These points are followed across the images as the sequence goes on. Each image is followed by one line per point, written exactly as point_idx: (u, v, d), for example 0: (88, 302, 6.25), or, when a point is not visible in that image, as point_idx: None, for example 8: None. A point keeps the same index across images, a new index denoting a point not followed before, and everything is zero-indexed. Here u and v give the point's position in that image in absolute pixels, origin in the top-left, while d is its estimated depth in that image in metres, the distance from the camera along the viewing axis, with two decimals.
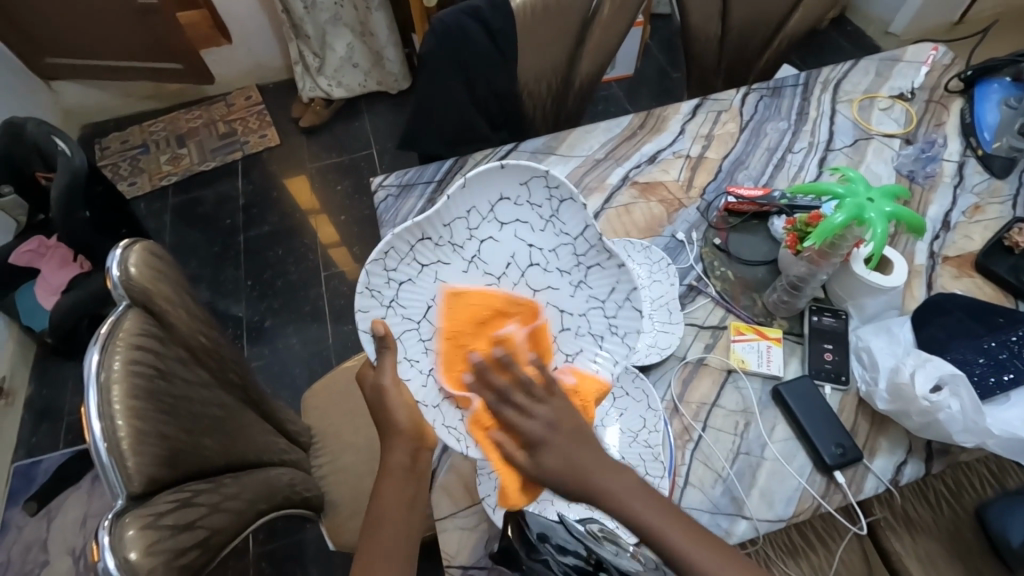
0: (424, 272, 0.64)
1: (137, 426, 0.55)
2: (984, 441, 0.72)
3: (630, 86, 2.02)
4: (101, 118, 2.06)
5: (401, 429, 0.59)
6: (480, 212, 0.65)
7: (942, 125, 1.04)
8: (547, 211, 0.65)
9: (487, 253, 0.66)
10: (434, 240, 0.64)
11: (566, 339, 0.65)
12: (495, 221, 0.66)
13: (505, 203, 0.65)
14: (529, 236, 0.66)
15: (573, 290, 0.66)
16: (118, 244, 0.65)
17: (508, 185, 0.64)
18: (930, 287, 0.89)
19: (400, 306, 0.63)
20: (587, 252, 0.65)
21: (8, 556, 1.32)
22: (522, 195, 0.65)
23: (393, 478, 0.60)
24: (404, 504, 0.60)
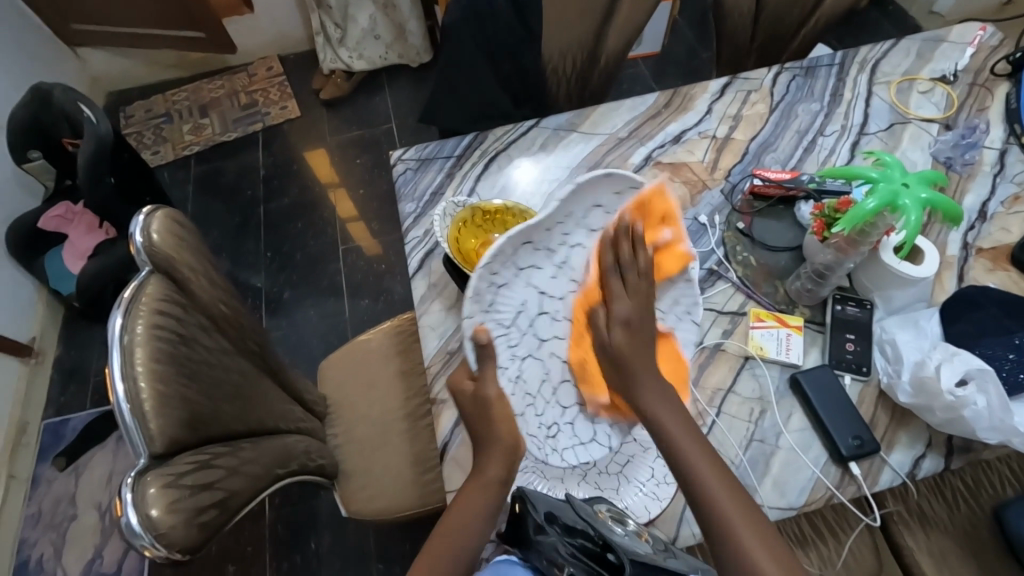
0: (519, 276, 0.69)
1: (159, 389, 0.57)
2: (1008, 438, 0.70)
3: (657, 64, 1.97)
4: (125, 85, 2.07)
5: (499, 442, 0.65)
6: (575, 219, 0.69)
7: (986, 111, 1.00)
8: (633, 224, 0.71)
9: (575, 260, 0.71)
10: (535, 244, 0.68)
11: None
12: (586, 229, 0.70)
13: (598, 211, 0.70)
14: None
15: None
16: (141, 210, 0.66)
17: (604, 195, 0.68)
18: (960, 279, 0.86)
19: (496, 310, 0.68)
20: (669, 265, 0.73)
21: (40, 507, 1.40)
22: (615, 205, 0.69)
23: (480, 486, 0.64)
24: (485, 512, 0.63)
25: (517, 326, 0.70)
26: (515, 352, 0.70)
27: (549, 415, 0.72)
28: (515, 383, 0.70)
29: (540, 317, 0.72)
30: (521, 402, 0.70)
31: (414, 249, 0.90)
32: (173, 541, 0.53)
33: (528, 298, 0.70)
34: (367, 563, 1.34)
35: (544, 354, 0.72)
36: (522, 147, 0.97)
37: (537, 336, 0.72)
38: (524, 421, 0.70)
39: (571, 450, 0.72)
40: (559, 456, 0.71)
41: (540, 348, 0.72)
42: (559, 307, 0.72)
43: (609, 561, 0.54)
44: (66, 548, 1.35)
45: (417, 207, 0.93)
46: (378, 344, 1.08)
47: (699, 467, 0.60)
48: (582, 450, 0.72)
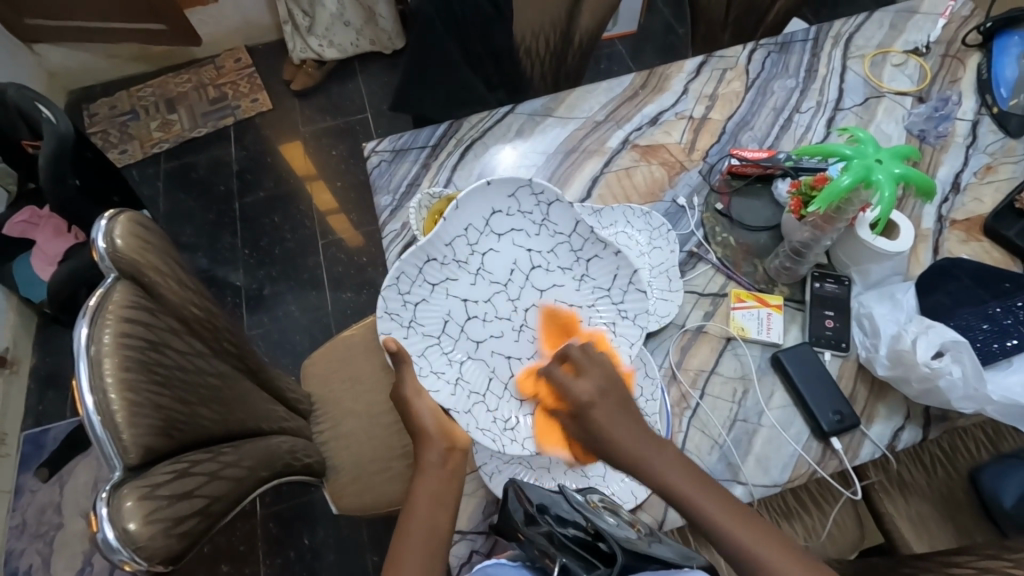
0: (436, 290, 0.74)
1: (131, 398, 0.55)
2: (983, 406, 0.72)
3: (634, 43, 1.94)
4: (87, 82, 1.99)
5: (432, 432, 0.68)
6: (477, 228, 0.75)
7: (958, 82, 1.00)
8: (538, 215, 0.76)
9: (490, 264, 0.76)
10: (440, 260, 0.74)
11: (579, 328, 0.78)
12: (493, 234, 0.76)
13: (498, 215, 0.75)
14: (526, 242, 0.77)
15: (577, 284, 0.78)
16: (102, 215, 0.63)
17: (498, 200, 0.74)
18: (935, 252, 0.87)
19: (419, 325, 0.74)
20: (582, 247, 0.77)
21: (24, 519, 1.37)
22: (513, 206, 0.75)
23: (429, 476, 0.66)
24: (433, 501, 0.64)
25: (447, 333, 0.75)
26: (451, 356, 0.74)
27: (505, 410, 0.74)
28: (456, 384, 0.73)
29: (470, 321, 0.76)
30: (464, 401, 0.73)
31: (392, 242, 0.88)
32: (153, 554, 0.52)
33: (451, 308, 0.75)
34: (362, 555, 1.34)
35: (484, 354, 0.75)
36: (497, 135, 0.95)
37: (471, 338, 0.75)
38: (472, 418, 0.72)
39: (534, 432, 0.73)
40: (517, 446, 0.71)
41: (477, 349, 0.75)
42: (489, 308, 0.76)
43: (603, 551, 0.55)
44: (54, 557, 1.33)
45: (393, 200, 0.91)
46: (360, 338, 1.07)
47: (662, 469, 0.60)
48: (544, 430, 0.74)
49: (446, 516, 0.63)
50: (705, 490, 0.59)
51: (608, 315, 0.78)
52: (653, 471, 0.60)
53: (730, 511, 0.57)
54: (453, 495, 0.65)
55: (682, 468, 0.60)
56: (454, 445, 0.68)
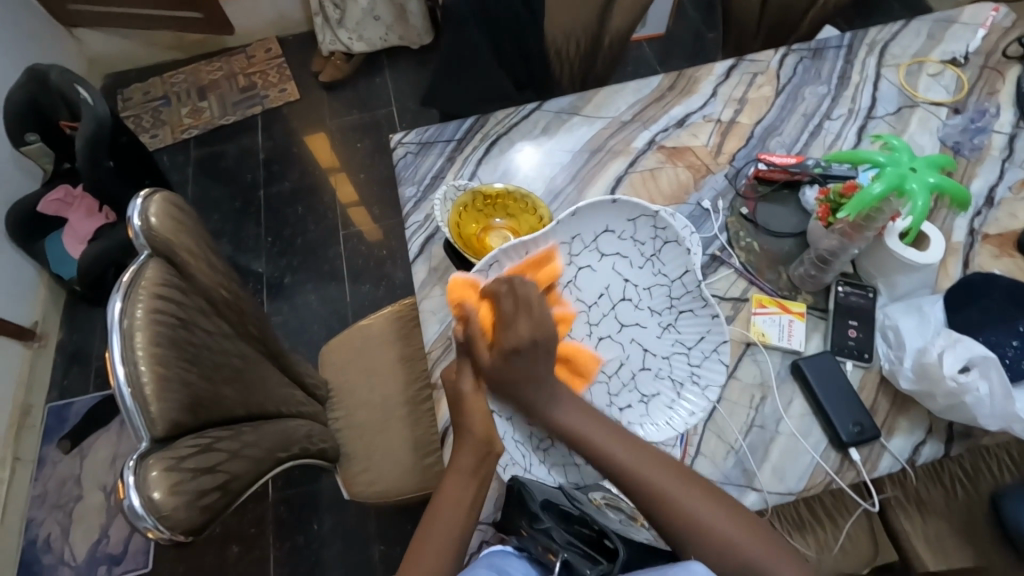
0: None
1: (160, 372, 0.57)
2: (1010, 425, 0.70)
3: (661, 46, 1.93)
4: (123, 67, 2.04)
5: (472, 433, 0.65)
6: (583, 241, 0.74)
7: (996, 94, 0.98)
8: (649, 249, 0.75)
9: (584, 280, 0.76)
10: None
11: (644, 377, 0.75)
12: (595, 252, 0.75)
13: (609, 236, 0.75)
14: (626, 271, 0.76)
15: (660, 331, 0.76)
16: (138, 194, 0.65)
17: (616, 220, 0.74)
18: (966, 265, 0.85)
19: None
20: (680, 296, 0.75)
21: (46, 489, 1.41)
22: (628, 231, 0.74)
23: (457, 477, 0.65)
24: (462, 503, 0.64)
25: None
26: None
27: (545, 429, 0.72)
28: None
29: None
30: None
31: (415, 233, 0.89)
32: (176, 524, 0.54)
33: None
34: (368, 543, 1.36)
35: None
36: (523, 131, 0.95)
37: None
38: (513, 425, 0.71)
39: (564, 468, 0.71)
40: (544, 469, 0.70)
41: None
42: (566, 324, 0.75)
43: (607, 548, 0.55)
44: (73, 528, 1.37)
45: (417, 191, 0.92)
46: (379, 329, 1.08)
47: (604, 443, 0.63)
48: (574, 471, 0.72)
49: (462, 520, 0.63)
50: (655, 466, 0.62)
51: (679, 374, 0.74)
52: (563, 424, 0.65)
53: (655, 466, 0.62)
54: (478, 497, 0.65)
55: (630, 444, 0.64)
56: (493, 451, 0.65)
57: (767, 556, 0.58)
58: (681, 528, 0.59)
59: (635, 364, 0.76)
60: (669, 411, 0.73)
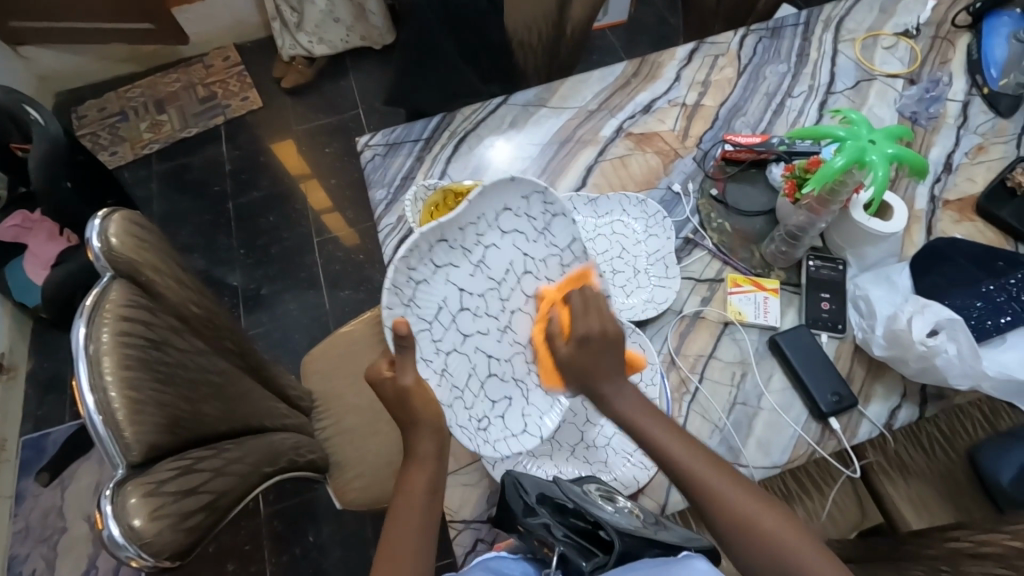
0: (437, 273, 0.68)
1: (133, 396, 0.55)
2: (979, 383, 0.73)
3: (625, 33, 1.94)
4: (76, 84, 1.97)
5: (424, 422, 0.64)
6: (487, 219, 0.70)
7: (948, 63, 1.00)
8: (540, 223, 0.73)
9: (491, 259, 0.72)
10: (451, 242, 0.68)
11: None
12: (497, 229, 0.72)
13: (508, 213, 0.71)
14: (525, 246, 0.73)
15: None
16: (96, 215, 0.63)
17: (510, 198, 0.71)
18: (929, 232, 0.87)
19: (416, 305, 0.67)
20: (573, 263, 0.74)
21: (27, 524, 1.37)
22: (523, 208, 0.72)
23: (422, 467, 0.64)
24: (427, 490, 0.62)
25: (439, 321, 0.69)
26: (440, 345, 0.69)
27: (479, 407, 0.72)
28: (441, 376, 0.69)
29: (462, 312, 0.70)
30: (448, 395, 0.69)
31: (389, 236, 0.88)
32: (160, 549, 0.53)
33: (448, 294, 0.69)
34: (367, 550, 1.35)
35: (468, 350, 0.71)
36: (491, 127, 0.95)
37: (459, 330, 0.70)
38: (452, 411, 0.69)
39: (502, 441, 0.72)
40: (491, 447, 0.71)
41: (464, 342, 0.71)
42: (481, 303, 0.71)
43: (602, 538, 0.55)
44: (59, 561, 1.33)
45: (388, 193, 0.91)
46: (361, 334, 1.07)
47: (635, 418, 0.65)
48: (513, 441, 0.73)
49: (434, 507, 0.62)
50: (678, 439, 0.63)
51: None
52: (624, 411, 0.66)
53: (707, 463, 0.62)
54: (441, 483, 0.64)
55: (657, 419, 0.65)
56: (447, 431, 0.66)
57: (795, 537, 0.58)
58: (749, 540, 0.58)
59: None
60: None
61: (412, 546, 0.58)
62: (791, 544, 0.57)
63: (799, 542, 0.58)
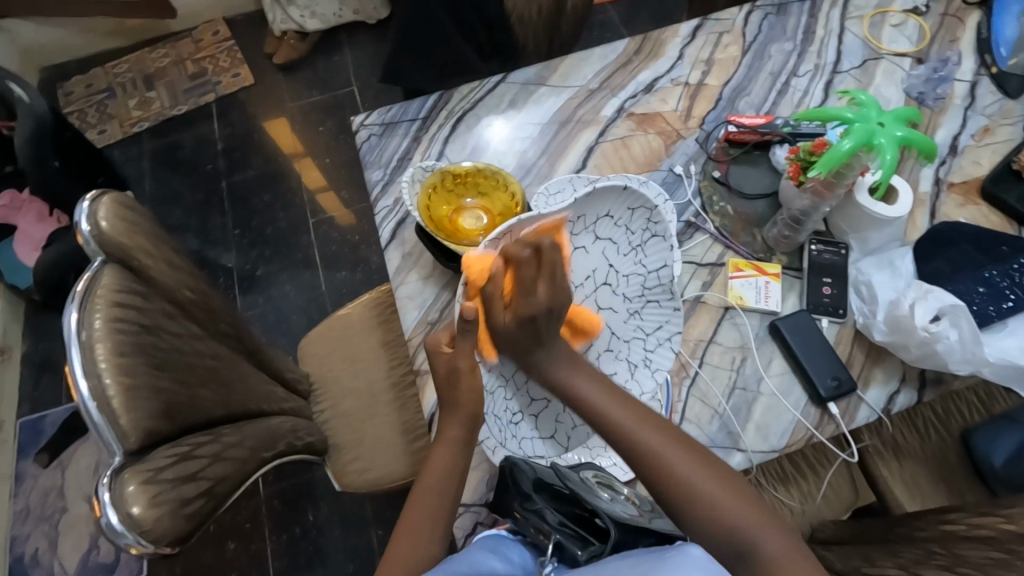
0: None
1: (127, 383, 0.54)
2: (979, 368, 0.73)
3: (625, 8, 1.89)
4: (60, 59, 1.91)
5: (461, 409, 0.64)
6: (586, 220, 0.70)
7: (957, 42, 0.98)
8: (636, 239, 0.74)
9: (575, 261, 0.72)
10: None
11: (607, 357, 0.75)
12: (592, 234, 0.72)
13: (606, 220, 0.71)
14: (612, 257, 0.74)
15: (626, 317, 0.75)
16: (85, 197, 0.61)
17: (616, 207, 0.71)
18: (933, 216, 0.86)
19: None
20: (652, 286, 0.74)
21: (27, 505, 1.38)
22: (624, 219, 0.72)
23: (447, 448, 0.64)
24: (446, 474, 0.63)
25: None
26: None
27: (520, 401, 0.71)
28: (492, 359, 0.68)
29: None
30: (493, 380, 0.69)
31: (385, 219, 0.87)
32: (161, 536, 0.53)
33: None
34: (366, 529, 1.36)
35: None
36: (489, 106, 0.92)
37: None
38: (492, 400, 0.68)
39: (529, 441, 0.71)
40: (516, 444, 0.70)
41: None
42: None
43: (599, 527, 0.56)
44: (60, 541, 1.34)
45: (384, 174, 0.89)
46: (358, 317, 1.06)
47: (589, 395, 0.62)
48: (539, 444, 0.71)
49: (454, 489, 0.63)
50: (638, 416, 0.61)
51: (636, 357, 0.74)
52: (558, 380, 0.63)
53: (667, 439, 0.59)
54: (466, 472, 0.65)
55: (614, 394, 0.63)
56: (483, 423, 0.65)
57: (755, 524, 0.55)
58: (672, 493, 0.57)
59: (601, 346, 0.75)
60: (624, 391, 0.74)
61: (425, 532, 0.60)
62: (744, 521, 0.55)
63: (722, 491, 0.56)
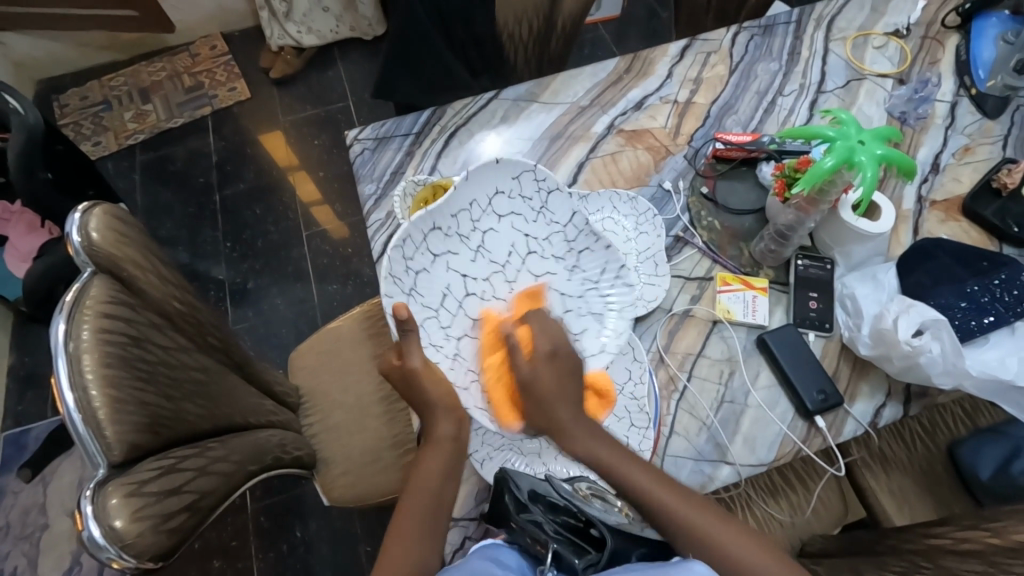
0: (437, 261, 0.70)
1: (112, 395, 0.54)
2: (960, 382, 0.74)
3: (617, 27, 1.93)
4: (56, 72, 1.92)
5: (436, 405, 0.64)
6: (480, 205, 0.72)
7: (937, 64, 1.01)
8: (537, 202, 0.75)
9: (490, 243, 0.73)
10: (445, 230, 0.70)
11: (568, 318, 0.76)
12: (494, 215, 0.73)
13: (502, 196, 0.73)
14: (524, 227, 0.75)
15: (569, 273, 0.77)
16: (76, 208, 0.61)
17: (501, 180, 0.72)
18: (916, 232, 0.88)
19: (419, 294, 0.68)
20: (576, 237, 0.77)
21: (7, 521, 1.35)
22: (515, 189, 0.73)
23: (437, 449, 0.65)
24: (439, 474, 0.63)
25: (445, 308, 0.70)
26: (450, 332, 0.69)
27: None
28: (455, 359, 0.69)
29: (470, 298, 0.71)
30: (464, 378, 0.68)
31: (377, 232, 0.87)
32: (142, 551, 0.52)
33: (450, 281, 0.70)
34: (355, 546, 1.34)
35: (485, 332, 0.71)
36: (482, 122, 0.94)
37: (470, 317, 0.71)
38: (470, 396, 0.68)
39: None
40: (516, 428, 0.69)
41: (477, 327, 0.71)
42: (487, 288, 0.72)
43: (594, 537, 0.56)
44: (41, 558, 1.31)
45: (377, 188, 0.90)
46: (349, 330, 1.06)
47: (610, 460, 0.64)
48: None
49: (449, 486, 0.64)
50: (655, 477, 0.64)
51: (596, 306, 0.77)
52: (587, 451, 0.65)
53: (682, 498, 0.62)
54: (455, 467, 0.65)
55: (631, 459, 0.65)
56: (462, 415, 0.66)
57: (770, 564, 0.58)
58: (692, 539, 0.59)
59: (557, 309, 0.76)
60: (602, 340, 0.76)
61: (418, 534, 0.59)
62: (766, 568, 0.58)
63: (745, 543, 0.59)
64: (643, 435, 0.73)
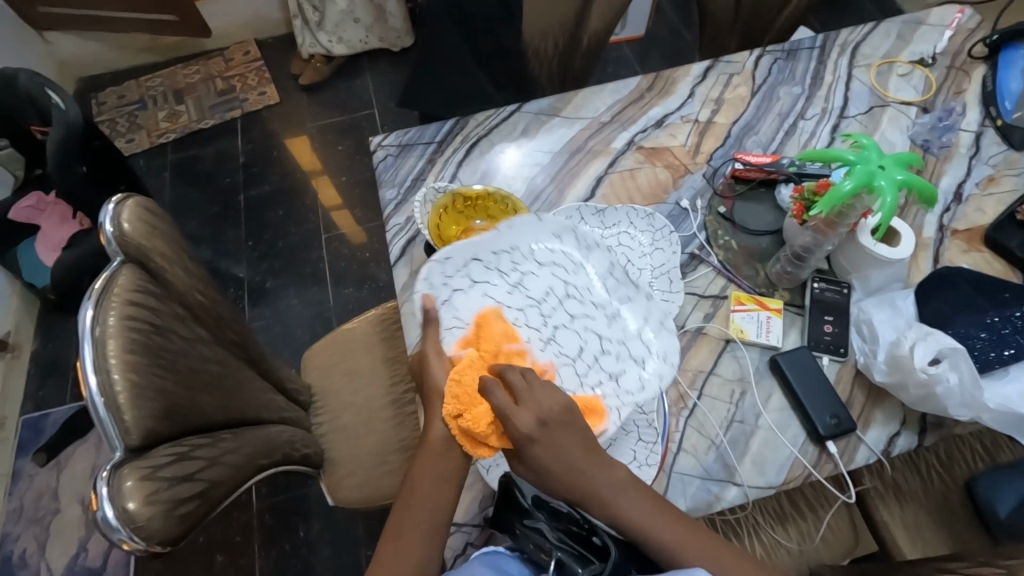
0: (473, 287, 0.71)
1: (134, 381, 0.56)
2: (978, 414, 0.72)
3: (640, 47, 1.95)
4: (96, 71, 1.99)
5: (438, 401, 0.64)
6: (522, 248, 0.74)
7: (962, 94, 1.01)
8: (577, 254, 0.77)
9: (528, 282, 0.73)
10: (484, 263, 0.72)
11: (608, 359, 0.72)
12: (534, 260, 0.75)
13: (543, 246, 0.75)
14: (564, 275, 0.75)
15: (609, 319, 0.74)
16: (110, 199, 0.63)
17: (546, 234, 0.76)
18: (936, 261, 0.87)
19: (450, 308, 0.69)
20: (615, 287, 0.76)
21: (21, 503, 1.38)
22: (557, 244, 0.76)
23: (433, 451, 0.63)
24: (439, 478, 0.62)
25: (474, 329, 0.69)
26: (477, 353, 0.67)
27: None
28: None
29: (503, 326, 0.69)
30: None
31: (396, 236, 0.89)
32: (152, 535, 0.53)
33: (482, 304, 0.70)
34: (355, 549, 1.34)
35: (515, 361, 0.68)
36: (504, 133, 0.95)
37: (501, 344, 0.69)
38: None
39: None
40: None
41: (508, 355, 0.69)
42: (521, 318, 0.71)
43: (596, 545, 0.56)
44: (50, 542, 1.34)
45: (398, 194, 0.92)
46: (362, 332, 1.08)
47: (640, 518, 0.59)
48: None
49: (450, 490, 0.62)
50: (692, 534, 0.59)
51: (638, 352, 0.73)
52: (622, 512, 0.59)
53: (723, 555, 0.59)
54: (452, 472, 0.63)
55: (669, 517, 0.60)
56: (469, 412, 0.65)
57: None
58: None
59: (594, 348, 0.72)
60: (641, 382, 0.72)
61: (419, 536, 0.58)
62: None
63: None
64: (650, 449, 0.73)
